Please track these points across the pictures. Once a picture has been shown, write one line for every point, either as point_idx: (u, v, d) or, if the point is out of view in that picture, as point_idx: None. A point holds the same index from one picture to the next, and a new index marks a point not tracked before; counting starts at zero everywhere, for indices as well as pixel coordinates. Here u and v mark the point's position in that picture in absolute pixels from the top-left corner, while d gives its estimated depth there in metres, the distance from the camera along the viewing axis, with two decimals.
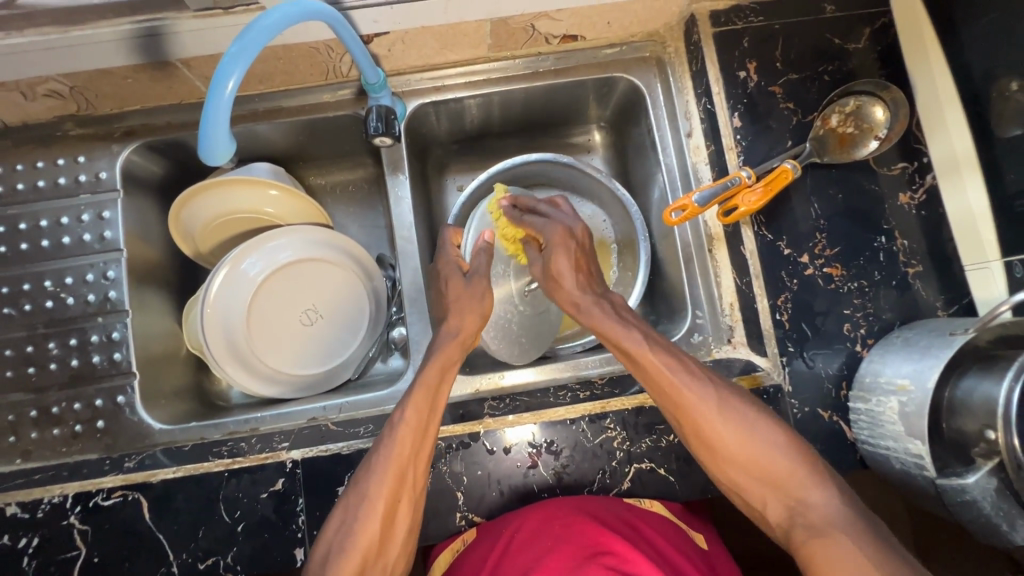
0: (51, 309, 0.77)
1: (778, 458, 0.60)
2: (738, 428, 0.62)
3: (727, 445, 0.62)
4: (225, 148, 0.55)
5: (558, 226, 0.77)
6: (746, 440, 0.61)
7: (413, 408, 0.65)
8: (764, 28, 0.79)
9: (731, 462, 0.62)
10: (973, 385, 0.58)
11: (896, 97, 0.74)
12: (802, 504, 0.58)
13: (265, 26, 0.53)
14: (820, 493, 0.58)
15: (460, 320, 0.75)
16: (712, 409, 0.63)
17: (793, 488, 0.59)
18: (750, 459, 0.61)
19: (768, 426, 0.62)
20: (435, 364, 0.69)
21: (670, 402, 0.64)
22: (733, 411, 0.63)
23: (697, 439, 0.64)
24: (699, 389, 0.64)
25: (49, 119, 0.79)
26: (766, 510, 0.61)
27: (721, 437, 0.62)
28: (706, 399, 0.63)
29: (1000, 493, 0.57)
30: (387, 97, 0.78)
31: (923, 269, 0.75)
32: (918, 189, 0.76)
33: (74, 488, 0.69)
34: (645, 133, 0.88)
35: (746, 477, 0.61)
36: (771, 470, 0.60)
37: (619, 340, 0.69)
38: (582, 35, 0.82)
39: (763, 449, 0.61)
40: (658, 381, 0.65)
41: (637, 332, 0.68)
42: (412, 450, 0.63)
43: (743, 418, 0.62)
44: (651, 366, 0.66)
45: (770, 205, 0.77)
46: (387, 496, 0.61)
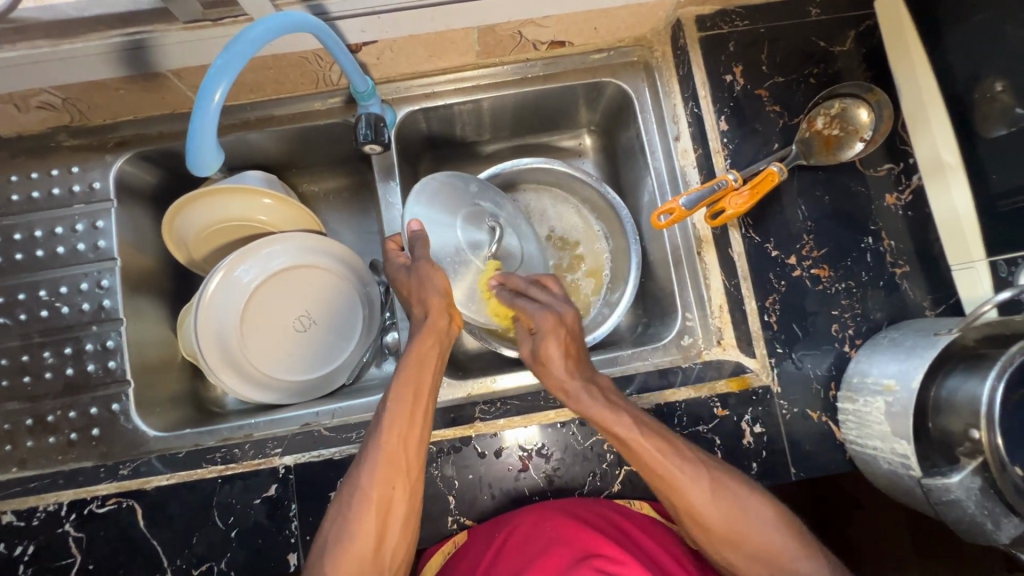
0: (46, 318, 0.78)
1: (771, 533, 0.62)
2: (731, 509, 0.62)
3: (716, 527, 0.62)
4: (211, 158, 0.56)
5: (549, 313, 0.67)
6: (739, 522, 0.62)
7: (396, 402, 0.64)
8: (749, 32, 0.80)
9: (722, 541, 0.62)
10: (958, 384, 0.59)
11: (880, 99, 0.75)
12: (793, 573, 0.60)
13: (251, 38, 0.53)
14: (812, 567, 0.60)
15: (426, 302, 0.68)
16: (706, 496, 0.62)
17: (785, 561, 0.61)
18: (742, 537, 0.62)
19: (761, 506, 0.63)
20: (413, 359, 0.67)
21: (667, 491, 0.63)
22: (723, 489, 0.63)
23: (687, 517, 0.63)
24: (694, 472, 0.63)
25: (43, 130, 0.80)
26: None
27: (713, 517, 0.62)
28: (699, 480, 0.62)
29: (983, 492, 0.56)
30: (377, 104, 0.79)
31: (910, 269, 0.75)
32: (904, 190, 0.76)
33: (69, 496, 0.70)
34: (634, 137, 0.89)
35: (740, 557, 0.62)
36: (763, 547, 0.62)
37: (609, 426, 0.64)
38: (569, 41, 0.82)
39: (750, 513, 0.62)
40: (653, 470, 0.62)
41: (627, 415, 0.65)
42: (400, 443, 0.63)
43: (736, 498, 0.63)
44: (644, 455, 0.63)
45: (757, 208, 0.77)
46: (380, 489, 0.61)
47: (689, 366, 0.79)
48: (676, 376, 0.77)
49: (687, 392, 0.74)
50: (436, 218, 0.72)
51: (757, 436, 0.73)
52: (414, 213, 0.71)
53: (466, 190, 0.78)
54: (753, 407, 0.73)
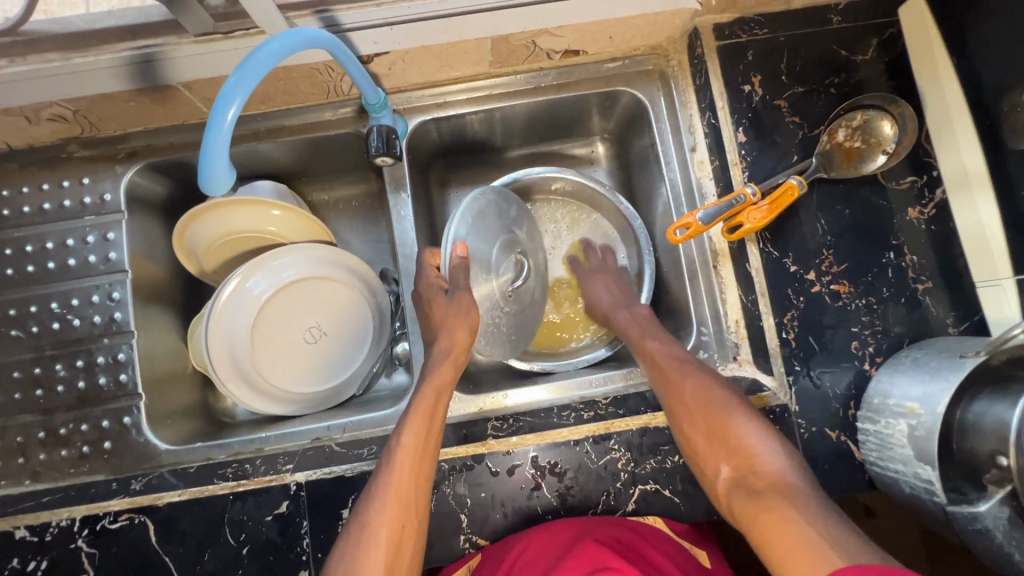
0: (58, 330, 0.78)
1: (743, 424, 0.62)
2: (709, 397, 0.65)
3: (694, 405, 0.65)
4: (224, 179, 0.55)
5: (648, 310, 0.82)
6: (717, 407, 0.64)
7: (411, 433, 0.65)
8: (769, 41, 0.78)
9: (697, 421, 0.64)
10: (985, 408, 0.57)
11: (904, 111, 0.74)
12: (754, 467, 0.59)
13: (265, 55, 0.53)
14: (772, 459, 0.59)
15: (451, 338, 0.71)
16: (693, 383, 0.67)
17: (748, 455, 0.60)
18: (714, 417, 0.64)
19: (739, 402, 0.65)
20: (432, 386, 0.69)
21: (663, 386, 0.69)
22: (714, 386, 0.67)
23: (674, 402, 0.67)
24: (684, 363, 0.69)
25: (54, 142, 0.80)
26: (720, 473, 0.61)
27: (692, 398, 0.66)
28: (691, 374, 0.68)
29: (1012, 522, 0.55)
30: (389, 116, 0.78)
31: (933, 286, 0.73)
32: (927, 204, 0.75)
33: (82, 511, 0.71)
34: (649, 146, 0.87)
35: (705, 436, 0.63)
36: (731, 433, 0.62)
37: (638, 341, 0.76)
38: (583, 50, 0.81)
39: (728, 410, 0.64)
40: (659, 361, 0.71)
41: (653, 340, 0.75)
42: (412, 479, 0.63)
43: (718, 389, 0.66)
44: (659, 364, 0.71)
45: (775, 221, 0.76)
46: (390, 524, 0.60)
47: None
48: None
49: None
50: (472, 232, 0.73)
51: None
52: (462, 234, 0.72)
53: (507, 216, 0.80)
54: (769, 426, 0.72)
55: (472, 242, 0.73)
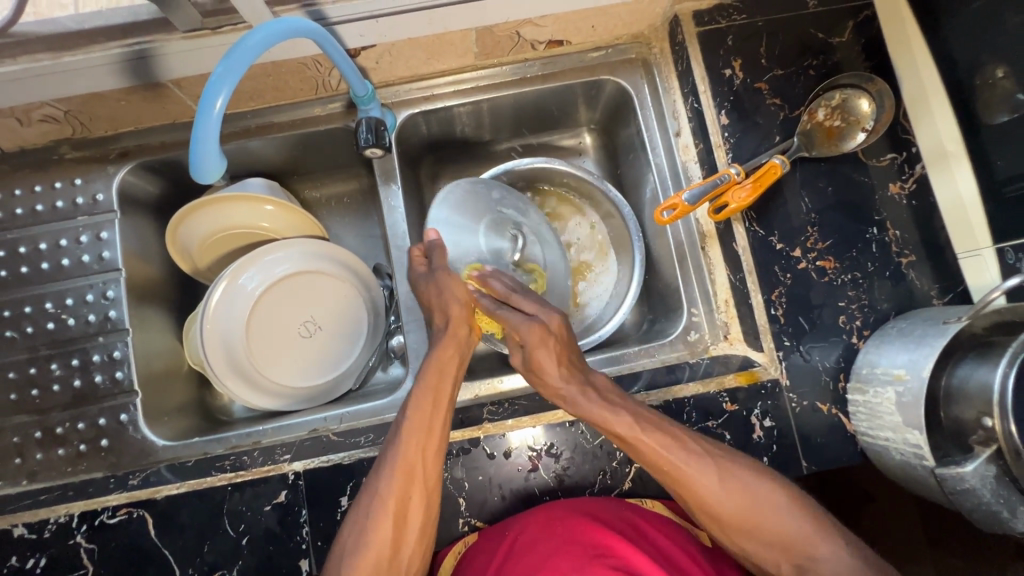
0: (52, 330, 0.78)
1: (787, 523, 0.61)
2: (741, 497, 0.62)
3: (726, 512, 0.62)
4: (215, 166, 0.56)
5: (534, 323, 0.65)
6: (748, 507, 0.62)
7: (416, 405, 0.65)
8: (748, 26, 0.80)
9: (736, 529, 0.63)
10: (969, 372, 0.58)
11: (881, 88, 0.74)
12: (813, 559, 0.60)
13: (251, 43, 0.54)
14: (832, 550, 0.60)
15: (446, 312, 0.69)
16: (715, 487, 0.62)
17: (803, 547, 0.61)
18: (754, 522, 0.62)
19: (767, 488, 0.63)
20: (434, 363, 0.67)
21: (672, 480, 0.63)
22: (733, 479, 0.63)
23: (697, 509, 0.63)
24: (698, 464, 0.63)
25: (45, 143, 0.81)
26: (779, 571, 0.62)
27: (719, 502, 0.62)
28: (707, 476, 0.63)
29: (999, 480, 0.56)
30: (376, 108, 0.79)
31: (916, 259, 0.75)
32: (908, 179, 0.76)
33: (80, 507, 0.70)
34: (635, 134, 0.89)
35: (754, 540, 0.63)
36: (781, 535, 0.61)
37: (610, 427, 0.64)
38: (567, 40, 0.82)
39: (761, 504, 0.62)
40: (673, 473, 0.63)
41: (626, 414, 0.64)
42: (419, 452, 0.63)
43: (743, 484, 0.63)
44: (641, 444, 0.63)
45: (760, 201, 0.77)
46: (398, 495, 0.61)
47: (696, 362, 0.78)
48: (683, 371, 0.77)
49: (695, 387, 0.74)
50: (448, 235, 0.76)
51: (767, 429, 0.72)
52: (436, 223, 0.76)
53: (488, 198, 0.82)
54: (761, 401, 0.73)
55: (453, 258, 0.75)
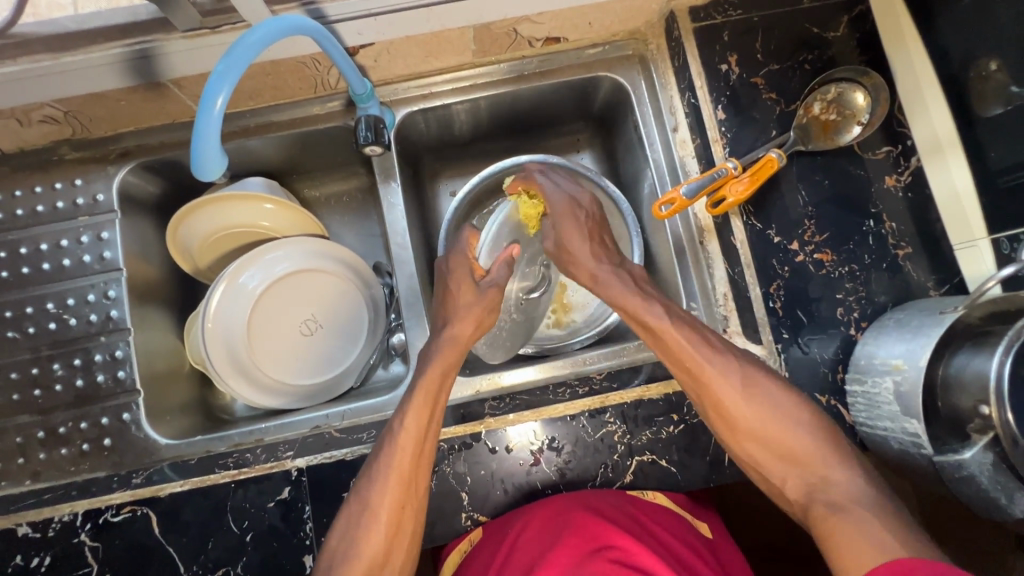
0: (54, 330, 0.79)
1: (804, 440, 0.64)
2: (760, 406, 0.65)
3: (754, 429, 0.65)
4: (217, 164, 0.56)
5: (564, 199, 0.80)
6: (767, 417, 0.65)
7: (414, 415, 0.66)
8: (743, 21, 0.80)
9: (751, 442, 0.65)
10: (966, 361, 0.59)
11: (875, 82, 0.76)
12: (823, 479, 0.61)
13: (251, 42, 0.54)
14: (842, 472, 0.61)
15: (461, 323, 0.75)
16: (737, 393, 0.65)
17: (816, 467, 0.62)
18: (770, 435, 0.64)
19: (789, 403, 0.65)
20: (436, 369, 0.70)
21: (697, 385, 0.67)
22: (755, 389, 0.66)
23: (716, 412, 0.67)
24: (723, 365, 0.66)
25: (45, 144, 0.81)
26: (785, 484, 0.64)
27: (743, 414, 0.65)
28: (728, 375, 0.66)
29: (996, 467, 0.57)
30: (375, 106, 0.79)
31: (913, 250, 0.75)
32: (903, 172, 0.77)
33: (84, 506, 0.71)
34: (632, 130, 0.89)
35: (767, 454, 0.65)
36: (794, 451, 0.64)
37: (640, 312, 0.70)
38: (564, 37, 0.83)
39: (780, 418, 0.65)
40: (703, 374, 0.66)
41: (658, 305, 0.70)
42: (413, 458, 0.64)
43: (768, 398, 0.65)
44: (671, 343, 0.67)
45: (758, 195, 0.78)
46: (392, 504, 0.62)
47: None
48: None
49: None
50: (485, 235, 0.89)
51: None
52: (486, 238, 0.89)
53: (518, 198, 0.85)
54: None
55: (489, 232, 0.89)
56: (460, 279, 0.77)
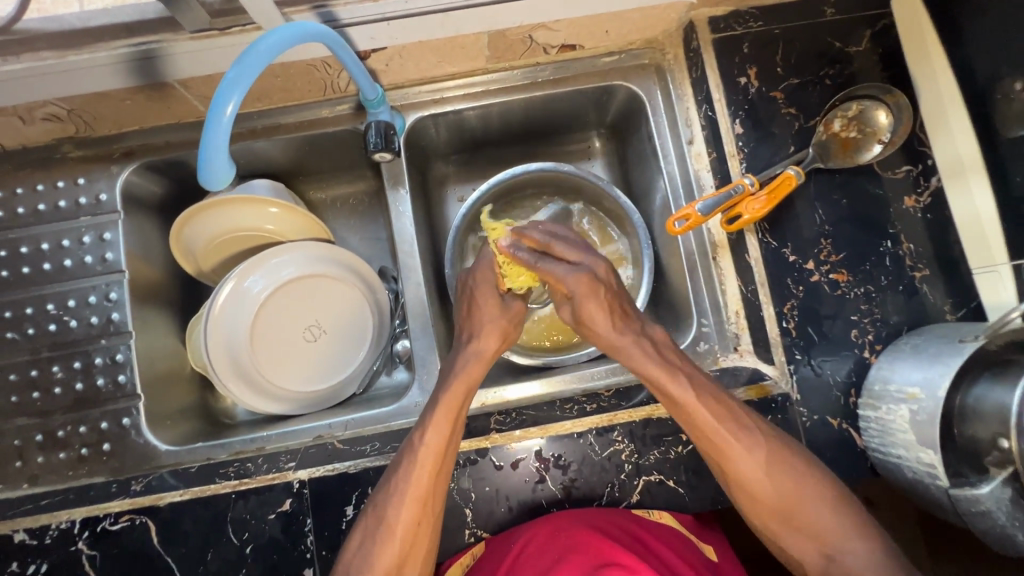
0: (54, 332, 0.77)
1: (828, 518, 0.63)
2: (790, 487, 0.63)
3: (771, 502, 0.64)
4: (224, 173, 0.55)
5: (580, 274, 0.67)
6: (796, 495, 0.63)
7: (435, 430, 0.65)
8: (764, 33, 0.78)
9: (773, 515, 0.64)
10: (985, 392, 0.57)
11: (899, 101, 0.74)
12: (844, 554, 0.61)
13: (261, 50, 0.52)
14: (864, 553, 0.61)
15: (483, 343, 0.72)
16: (762, 472, 0.63)
17: (837, 543, 0.62)
18: (795, 510, 0.63)
19: (820, 487, 0.63)
20: (460, 383, 0.68)
21: (711, 450, 0.65)
22: (784, 471, 0.63)
23: (735, 481, 0.65)
24: (748, 440, 0.64)
25: (48, 142, 0.79)
26: (802, 558, 0.64)
27: (765, 491, 0.64)
28: (752, 452, 0.64)
29: (1015, 503, 0.55)
30: (386, 112, 0.77)
31: (929, 273, 0.74)
32: (923, 192, 0.75)
33: (82, 513, 0.70)
34: (646, 140, 0.87)
35: (785, 527, 0.65)
36: (813, 525, 0.63)
37: (664, 385, 0.65)
38: (580, 45, 0.81)
39: (806, 499, 0.63)
40: (704, 429, 0.64)
41: (684, 378, 0.65)
42: (431, 477, 0.64)
43: (796, 475, 0.63)
44: (698, 418, 0.64)
45: (774, 212, 0.76)
46: (410, 523, 0.62)
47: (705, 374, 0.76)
48: None
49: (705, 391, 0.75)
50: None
51: None
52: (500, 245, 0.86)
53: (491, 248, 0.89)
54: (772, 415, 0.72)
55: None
56: (487, 294, 0.74)
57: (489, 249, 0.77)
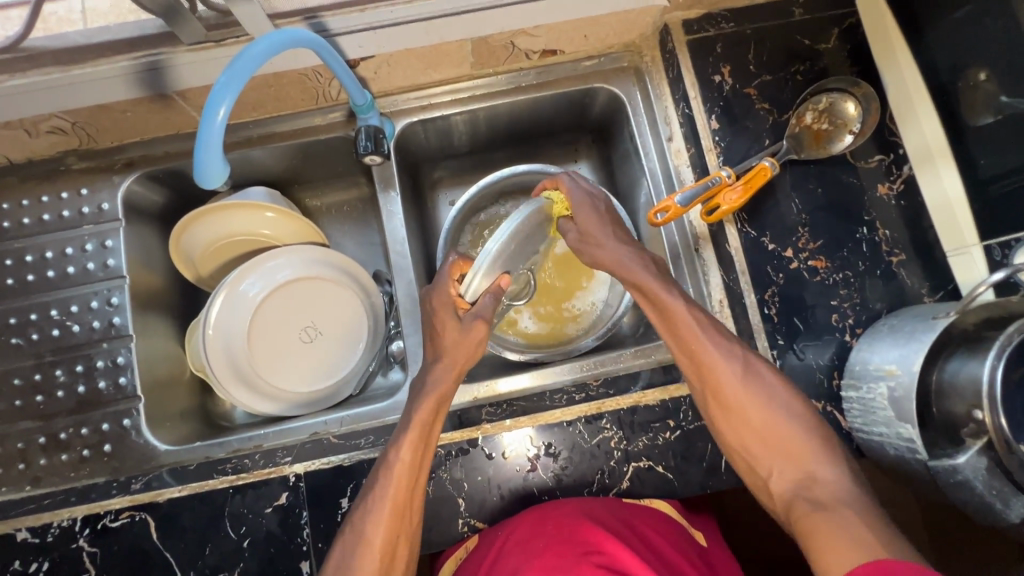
0: (57, 337, 0.80)
1: (796, 432, 0.62)
2: (760, 397, 0.63)
3: (739, 407, 0.63)
4: (219, 172, 0.57)
5: (585, 195, 0.75)
6: (764, 411, 0.63)
7: (409, 446, 0.65)
8: (735, 34, 0.82)
9: (742, 425, 0.63)
10: (959, 366, 0.59)
11: (866, 92, 0.77)
12: (811, 476, 0.59)
13: (253, 54, 0.56)
14: (829, 468, 0.59)
15: (454, 361, 0.70)
16: (736, 376, 0.64)
17: (806, 462, 0.60)
18: (763, 427, 0.63)
19: (790, 401, 0.64)
20: (431, 398, 0.67)
21: (697, 368, 0.65)
22: (755, 379, 0.64)
23: (712, 398, 0.65)
24: (727, 352, 0.65)
25: (53, 155, 0.83)
26: (771, 476, 0.62)
27: (738, 397, 0.64)
28: (733, 365, 0.64)
29: (990, 472, 0.57)
30: (376, 117, 0.81)
31: (906, 258, 0.76)
32: (896, 180, 0.78)
33: (83, 511, 0.72)
34: (628, 140, 0.90)
35: (753, 439, 0.63)
36: (782, 441, 0.62)
37: (657, 294, 0.67)
38: (561, 49, 0.85)
39: (775, 410, 0.63)
40: (683, 335, 0.66)
41: (676, 290, 0.68)
42: (408, 489, 0.63)
43: (767, 389, 0.64)
44: (680, 326, 0.66)
45: (752, 203, 0.79)
46: (386, 540, 0.61)
47: None
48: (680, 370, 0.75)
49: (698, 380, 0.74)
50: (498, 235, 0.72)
51: None
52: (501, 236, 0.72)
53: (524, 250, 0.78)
54: None
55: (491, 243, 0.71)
56: (444, 316, 0.72)
57: (444, 270, 0.75)
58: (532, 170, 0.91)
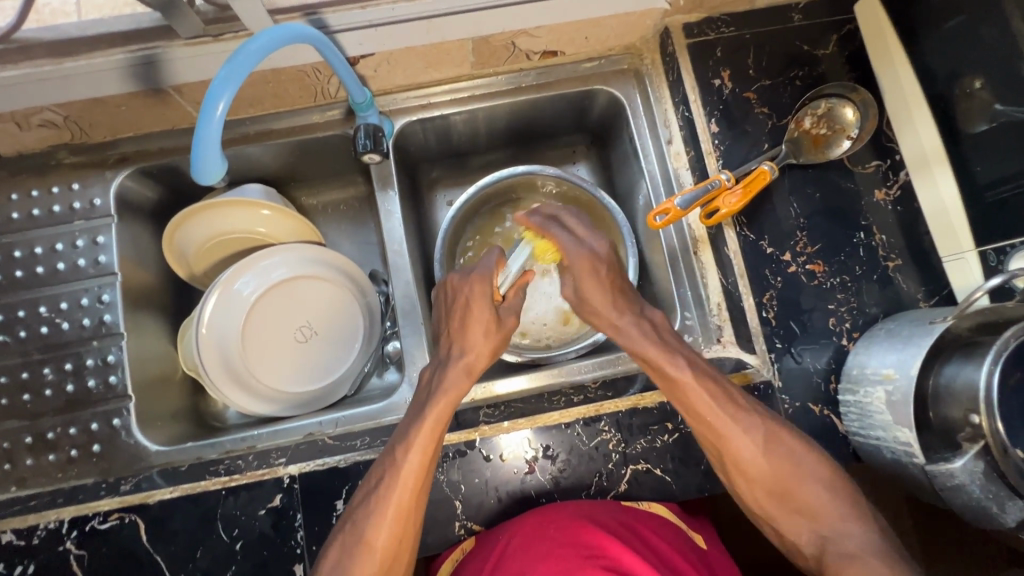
0: (46, 334, 0.78)
1: (823, 497, 0.64)
2: (782, 461, 0.65)
3: (758, 471, 0.65)
4: (216, 168, 0.56)
5: (584, 253, 0.74)
6: (784, 471, 0.64)
7: (418, 449, 0.64)
8: (735, 38, 0.82)
9: (763, 489, 0.66)
10: (955, 371, 0.59)
11: (864, 98, 0.78)
12: (838, 534, 0.63)
13: (253, 49, 0.55)
14: (856, 528, 0.63)
15: (472, 361, 0.71)
16: (756, 450, 0.65)
17: (831, 523, 0.64)
18: (789, 488, 0.65)
19: (812, 459, 0.65)
20: (442, 402, 0.67)
21: (707, 435, 0.66)
22: (775, 443, 0.65)
23: (732, 466, 0.66)
24: (742, 422, 0.65)
25: (44, 149, 0.81)
26: (799, 537, 0.66)
27: (761, 470, 0.65)
28: (748, 432, 0.65)
29: (987, 476, 0.57)
30: (375, 115, 0.80)
31: (902, 262, 0.77)
32: (892, 186, 0.78)
33: (70, 513, 0.71)
34: (628, 142, 0.90)
35: (783, 506, 0.66)
36: (808, 503, 0.65)
37: (663, 367, 0.67)
38: (561, 51, 0.85)
39: (800, 472, 0.64)
40: (702, 414, 0.65)
41: (681, 358, 0.67)
42: (412, 497, 0.63)
43: (787, 449, 0.65)
44: (691, 401, 0.66)
45: (750, 206, 0.79)
46: (387, 539, 0.62)
47: None
48: None
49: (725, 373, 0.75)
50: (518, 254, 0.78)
51: None
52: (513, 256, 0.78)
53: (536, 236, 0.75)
54: None
55: (514, 261, 0.78)
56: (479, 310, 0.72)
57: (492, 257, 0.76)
58: (533, 168, 0.91)
